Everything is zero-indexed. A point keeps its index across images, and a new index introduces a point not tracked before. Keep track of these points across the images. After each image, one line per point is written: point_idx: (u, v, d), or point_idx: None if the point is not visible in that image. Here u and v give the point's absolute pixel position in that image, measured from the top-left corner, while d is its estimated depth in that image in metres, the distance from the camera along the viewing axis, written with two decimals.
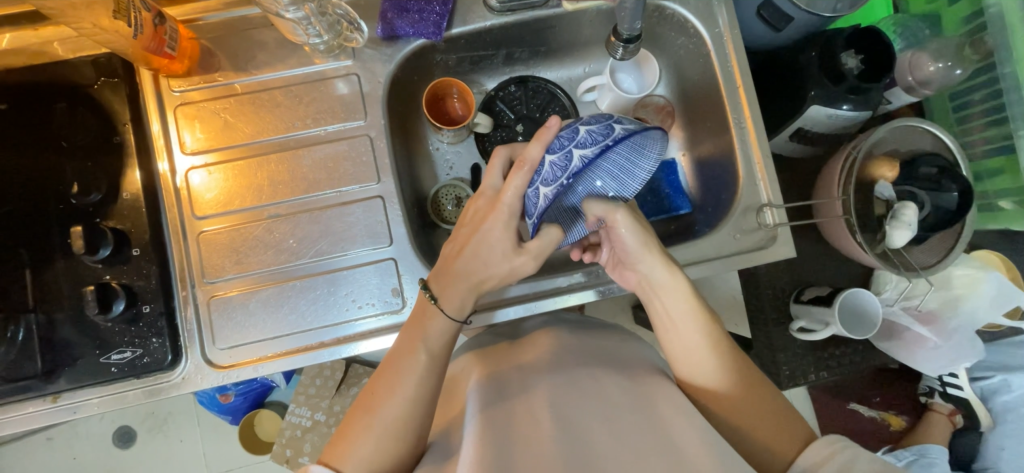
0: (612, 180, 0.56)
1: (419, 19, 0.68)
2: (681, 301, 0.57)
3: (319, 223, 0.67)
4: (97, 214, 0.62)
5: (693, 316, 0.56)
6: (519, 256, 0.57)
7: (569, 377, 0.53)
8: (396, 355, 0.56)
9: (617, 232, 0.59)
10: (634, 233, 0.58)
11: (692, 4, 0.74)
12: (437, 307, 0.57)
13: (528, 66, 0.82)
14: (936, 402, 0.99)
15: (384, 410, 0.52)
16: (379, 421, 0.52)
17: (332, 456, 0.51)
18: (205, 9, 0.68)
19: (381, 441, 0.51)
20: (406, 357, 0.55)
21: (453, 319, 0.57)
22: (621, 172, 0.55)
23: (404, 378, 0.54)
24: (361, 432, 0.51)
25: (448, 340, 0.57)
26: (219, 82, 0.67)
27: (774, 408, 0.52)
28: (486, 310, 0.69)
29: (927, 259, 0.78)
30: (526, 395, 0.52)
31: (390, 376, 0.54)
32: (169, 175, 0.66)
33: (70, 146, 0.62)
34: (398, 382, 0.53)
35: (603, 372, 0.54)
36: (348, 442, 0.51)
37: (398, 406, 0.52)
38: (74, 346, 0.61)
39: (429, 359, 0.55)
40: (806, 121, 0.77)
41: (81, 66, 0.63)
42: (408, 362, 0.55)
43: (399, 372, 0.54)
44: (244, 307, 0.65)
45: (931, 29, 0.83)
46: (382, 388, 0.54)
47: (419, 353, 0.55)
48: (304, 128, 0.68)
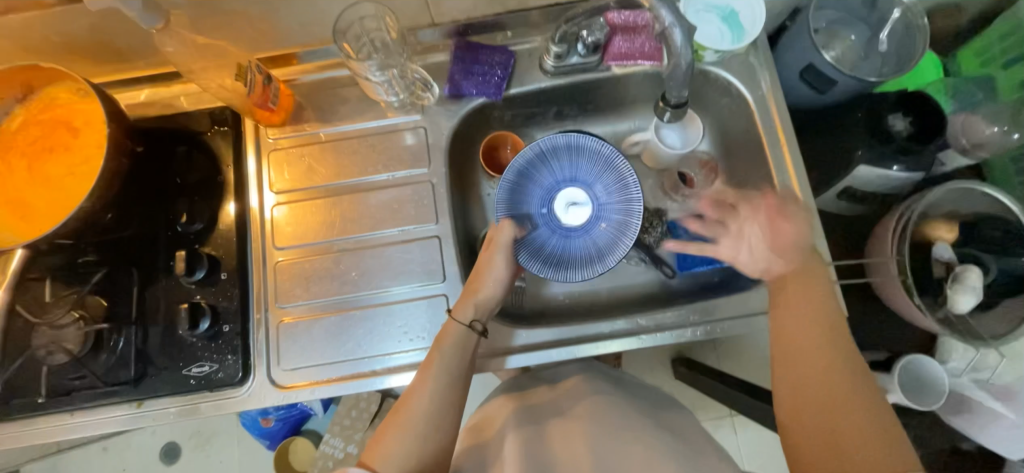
0: (618, 218, 0.68)
1: (483, 81, 0.77)
2: (785, 308, 0.60)
3: (380, 258, 0.73)
4: (197, 241, 0.71)
5: (793, 318, 0.59)
6: (492, 252, 0.67)
7: (605, 420, 0.57)
8: (434, 366, 0.60)
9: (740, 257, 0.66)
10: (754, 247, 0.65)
11: (735, 69, 0.78)
12: (450, 315, 0.64)
13: (576, 121, 0.88)
14: None
15: (428, 424, 0.56)
16: (415, 427, 0.56)
17: (371, 457, 0.55)
18: (301, 71, 0.79)
19: (422, 445, 0.55)
20: (433, 367, 0.60)
21: (460, 321, 0.63)
22: (624, 208, 0.68)
23: (440, 392, 0.59)
24: (399, 436, 0.55)
25: (465, 350, 0.62)
26: (307, 131, 0.77)
27: (869, 422, 0.50)
28: (530, 351, 0.71)
29: (999, 327, 0.74)
30: (566, 428, 0.57)
31: (422, 384, 0.59)
32: (257, 210, 0.74)
33: (183, 183, 0.73)
34: (434, 392, 0.58)
35: (639, 425, 0.56)
36: (388, 443, 0.55)
37: (430, 412, 0.57)
38: (161, 357, 0.68)
39: (450, 371, 0.60)
40: (853, 179, 0.79)
41: (200, 116, 0.75)
42: (439, 372, 0.60)
43: (427, 378, 0.59)
44: (308, 332, 0.71)
45: (984, 92, 0.83)
46: (415, 393, 0.58)
47: (435, 355, 0.61)
48: (375, 173, 0.76)
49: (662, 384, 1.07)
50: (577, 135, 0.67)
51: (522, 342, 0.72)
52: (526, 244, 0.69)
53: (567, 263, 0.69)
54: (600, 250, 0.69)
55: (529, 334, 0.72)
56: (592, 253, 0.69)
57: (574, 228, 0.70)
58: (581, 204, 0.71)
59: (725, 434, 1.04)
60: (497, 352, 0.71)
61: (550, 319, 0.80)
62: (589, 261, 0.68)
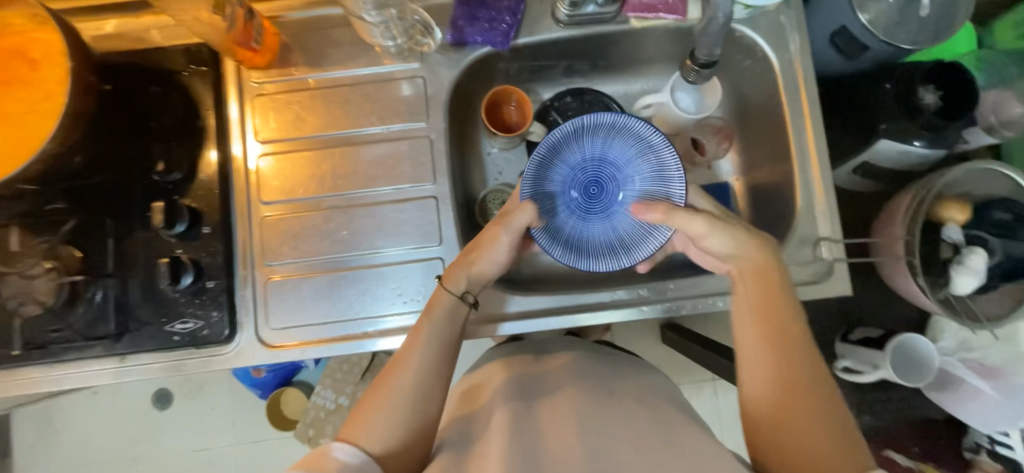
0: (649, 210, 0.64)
1: (489, 28, 0.70)
2: (754, 300, 0.55)
3: (373, 218, 0.69)
4: (176, 192, 0.66)
5: (763, 319, 0.53)
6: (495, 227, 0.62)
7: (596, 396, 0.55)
8: (423, 335, 0.57)
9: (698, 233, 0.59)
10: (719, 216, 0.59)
11: (763, 28, 0.72)
12: (440, 283, 0.61)
13: (586, 78, 0.83)
14: (983, 460, 0.87)
15: (414, 395, 0.53)
16: (401, 400, 0.53)
17: (351, 433, 0.52)
18: (289, 7, 0.71)
19: (407, 419, 0.52)
20: (423, 338, 0.57)
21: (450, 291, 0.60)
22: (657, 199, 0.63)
23: (429, 363, 0.56)
24: (384, 409, 0.52)
25: (453, 318, 0.59)
26: (294, 76, 0.71)
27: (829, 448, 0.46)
28: (527, 319, 0.70)
29: (994, 309, 0.75)
30: (554, 407, 0.55)
31: (408, 356, 0.56)
32: (241, 160, 0.69)
33: (158, 127, 0.67)
34: (421, 365, 0.55)
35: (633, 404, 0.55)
36: (371, 416, 0.52)
37: (416, 382, 0.54)
38: (143, 312, 0.65)
39: (440, 339, 0.57)
40: (872, 155, 0.76)
41: (175, 54, 0.68)
42: (427, 344, 0.57)
43: (417, 348, 0.56)
44: (298, 292, 0.68)
45: (1019, 67, 0.78)
46: (402, 365, 0.55)
47: (422, 324, 0.58)
48: (369, 126, 0.71)
49: (652, 351, 1.07)
50: (624, 115, 0.62)
51: (521, 308, 0.70)
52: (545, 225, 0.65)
53: (588, 252, 0.65)
54: (624, 240, 0.66)
55: (528, 301, 0.70)
56: (613, 242, 0.66)
57: (599, 215, 0.67)
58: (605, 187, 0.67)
59: (708, 396, 1.06)
60: (492, 318, 0.70)
61: (549, 286, 0.78)
62: (612, 249, 0.65)
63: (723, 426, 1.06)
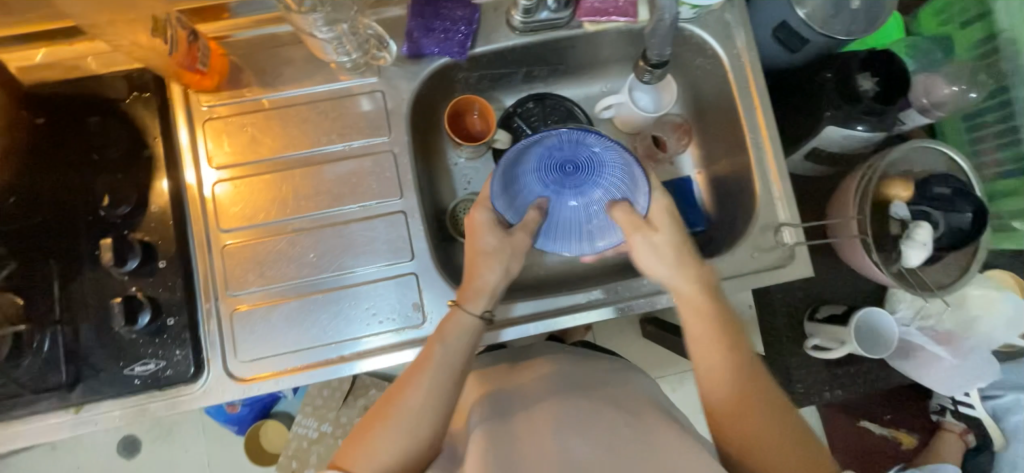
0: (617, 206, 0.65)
1: (445, 38, 0.70)
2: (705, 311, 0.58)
3: (341, 237, 0.67)
4: (126, 226, 0.62)
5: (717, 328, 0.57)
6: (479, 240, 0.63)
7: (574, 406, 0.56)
8: (440, 354, 0.56)
9: (641, 255, 0.62)
10: (668, 236, 0.61)
11: (711, 27, 0.75)
12: (459, 305, 0.60)
13: (546, 83, 0.83)
14: (948, 420, 1.02)
15: (419, 416, 0.52)
16: (409, 423, 0.51)
17: (344, 459, 0.50)
18: (235, 27, 0.69)
19: (411, 442, 0.51)
20: (440, 358, 0.56)
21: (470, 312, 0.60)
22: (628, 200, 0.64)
23: (441, 385, 0.54)
24: (389, 431, 0.51)
25: (469, 339, 0.59)
26: (247, 97, 0.68)
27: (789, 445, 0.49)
28: (505, 327, 0.69)
29: (943, 278, 0.80)
30: (534, 419, 0.55)
31: (422, 376, 0.54)
32: (196, 188, 0.67)
33: (101, 160, 0.63)
34: (431, 387, 0.54)
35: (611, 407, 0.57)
36: (373, 438, 0.50)
37: (424, 404, 0.53)
38: (98, 357, 0.61)
39: (456, 359, 0.57)
40: (821, 141, 0.79)
41: (115, 81, 0.65)
42: (437, 364, 0.55)
43: (431, 368, 0.55)
44: (267, 321, 0.65)
45: (941, 52, 0.86)
46: (412, 385, 0.54)
47: (436, 346, 0.57)
48: (330, 144, 0.69)
49: (633, 346, 1.09)
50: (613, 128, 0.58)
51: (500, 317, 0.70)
52: (513, 203, 0.67)
53: (550, 230, 0.66)
54: (591, 227, 0.67)
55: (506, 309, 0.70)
56: (580, 227, 0.67)
57: (570, 194, 0.68)
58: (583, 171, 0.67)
59: (690, 385, 1.09)
60: None
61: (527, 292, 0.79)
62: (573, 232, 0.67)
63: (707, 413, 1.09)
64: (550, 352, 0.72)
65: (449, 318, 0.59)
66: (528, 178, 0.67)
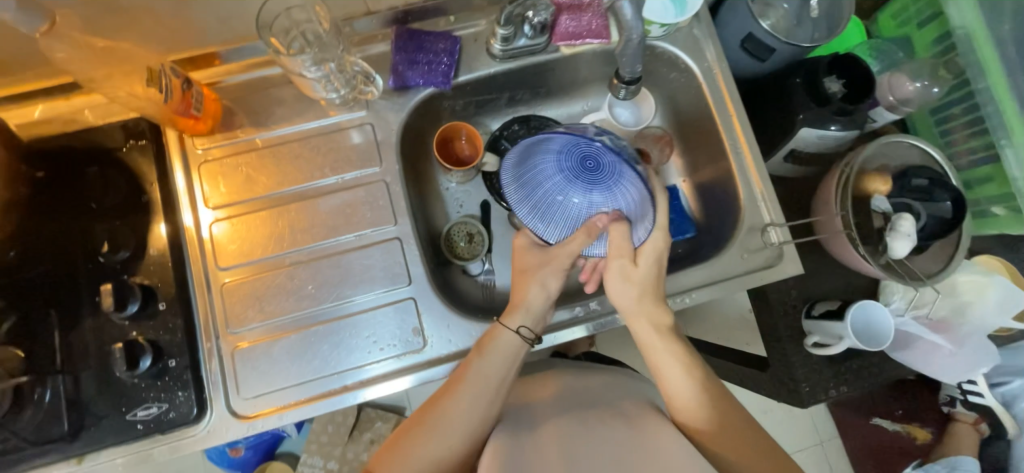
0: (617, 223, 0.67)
1: (429, 69, 0.73)
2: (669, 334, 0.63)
3: (339, 267, 0.69)
4: (125, 271, 0.63)
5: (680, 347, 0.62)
6: None
7: (580, 422, 0.57)
8: (487, 368, 0.60)
9: (614, 281, 0.65)
10: (648, 267, 0.65)
11: (681, 42, 0.79)
12: (501, 322, 0.64)
13: (529, 106, 0.87)
14: (959, 410, 1.04)
15: (457, 424, 0.55)
16: (451, 430, 0.55)
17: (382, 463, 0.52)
18: (226, 72, 0.71)
19: (451, 449, 0.54)
20: (485, 373, 0.59)
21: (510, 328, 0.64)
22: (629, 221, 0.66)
23: (484, 398, 0.58)
24: (433, 437, 0.54)
25: (511, 354, 0.62)
26: (241, 138, 0.71)
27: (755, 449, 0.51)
28: None
29: (931, 266, 0.82)
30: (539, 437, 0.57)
31: (468, 388, 0.58)
32: (193, 229, 0.68)
33: (99, 208, 0.64)
34: (471, 399, 0.57)
35: (613, 419, 0.57)
36: (412, 445, 0.53)
37: (462, 414, 0.56)
38: (101, 405, 0.61)
39: (499, 371, 0.60)
40: (798, 142, 0.81)
41: (111, 131, 0.67)
42: (479, 376, 0.59)
43: (476, 382, 0.58)
44: (268, 356, 0.66)
45: (904, 52, 0.91)
46: (456, 396, 0.57)
47: (478, 360, 0.60)
48: (323, 177, 0.71)
49: (636, 358, 1.09)
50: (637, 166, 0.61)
51: None
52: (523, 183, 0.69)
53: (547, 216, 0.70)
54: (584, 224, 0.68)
55: None
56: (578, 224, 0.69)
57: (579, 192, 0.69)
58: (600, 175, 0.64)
59: None
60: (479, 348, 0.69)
61: None
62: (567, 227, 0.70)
63: None
64: (550, 369, 0.73)
65: (495, 335, 0.63)
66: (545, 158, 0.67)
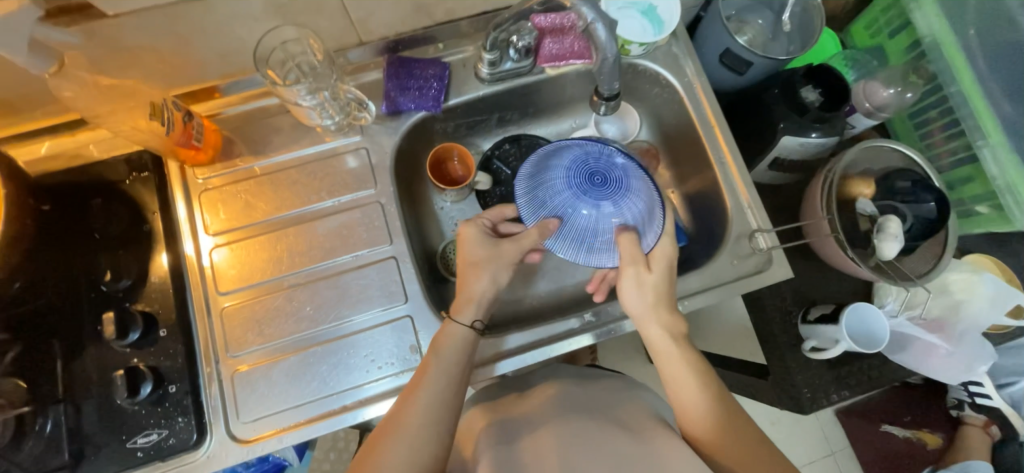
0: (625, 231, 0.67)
1: (420, 95, 0.75)
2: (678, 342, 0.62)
3: (337, 288, 0.70)
4: (127, 299, 0.65)
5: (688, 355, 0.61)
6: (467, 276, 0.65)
7: (580, 428, 0.58)
8: (440, 367, 0.59)
9: (627, 287, 0.64)
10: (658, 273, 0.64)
11: (661, 59, 0.82)
12: (453, 319, 0.64)
13: (519, 125, 0.89)
14: (968, 414, 1.02)
15: (422, 425, 0.54)
16: (414, 435, 0.53)
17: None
18: (226, 104, 0.74)
19: (418, 456, 0.52)
20: (440, 373, 0.58)
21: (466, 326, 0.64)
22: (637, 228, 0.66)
23: (445, 399, 0.56)
24: (397, 446, 0.52)
25: (465, 349, 0.62)
26: (240, 166, 0.73)
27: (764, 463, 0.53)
28: (497, 360, 0.70)
29: (920, 267, 0.83)
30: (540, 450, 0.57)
31: (425, 389, 0.56)
32: (194, 257, 0.70)
33: (102, 238, 0.66)
34: (430, 397, 0.56)
35: (612, 427, 0.58)
36: (381, 453, 0.52)
37: (427, 413, 0.55)
38: (102, 433, 0.61)
39: (455, 370, 0.59)
40: (781, 150, 0.84)
41: (115, 164, 0.69)
42: (438, 377, 0.58)
43: (433, 382, 0.57)
44: (267, 379, 0.66)
45: (878, 61, 0.94)
46: (414, 399, 0.56)
47: (433, 358, 0.60)
48: (320, 201, 0.73)
49: (638, 371, 1.09)
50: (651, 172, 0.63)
51: (496, 350, 0.71)
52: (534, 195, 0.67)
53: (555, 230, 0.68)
54: (596, 241, 0.66)
55: (504, 341, 0.71)
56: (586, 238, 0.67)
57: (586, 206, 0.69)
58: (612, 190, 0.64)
59: None
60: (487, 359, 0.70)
61: (523, 324, 0.81)
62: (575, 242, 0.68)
63: None
64: (552, 377, 0.74)
65: (449, 335, 0.62)
66: (554, 174, 0.66)
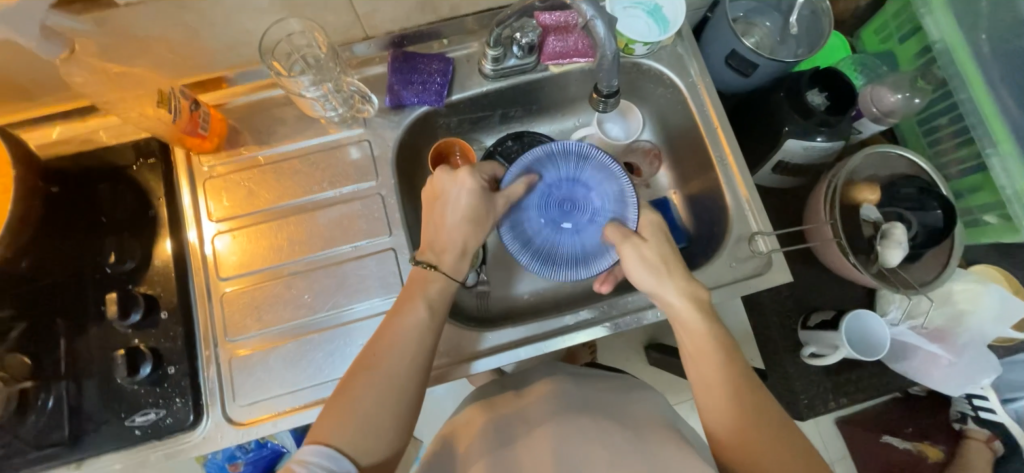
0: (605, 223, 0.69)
1: (423, 89, 0.76)
2: (709, 335, 0.59)
3: (335, 277, 0.71)
4: (130, 281, 0.66)
5: (718, 351, 0.58)
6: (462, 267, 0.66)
7: (577, 425, 0.59)
8: (413, 313, 0.59)
9: (632, 261, 0.63)
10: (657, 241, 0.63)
11: (665, 60, 0.82)
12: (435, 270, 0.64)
13: (522, 122, 0.90)
14: (971, 428, 0.97)
15: (395, 374, 0.55)
16: (390, 383, 0.54)
17: (326, 430, 0.51)
18: (234, 94, 0.75)
19: (387, 401, 0.53)
20: (416, 317, 0.59)
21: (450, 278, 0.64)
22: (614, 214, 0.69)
23: (416, 345, 0.57)
24: (373, 394, 0.53)
25: (444, 300, 0.63)
26: (244, 155, 0.74)
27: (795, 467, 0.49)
28: (469, 362, 0.70)
29: (925, 275, 0.82)
30: (533, 443, 0.58)
31: (401, 334, 0.57)
32: (197, 245, 0.70)
33: (109, 221, 0.68)
34: (405, 344, 0.57)
35: (607, 425, 0.59)
36: (353, 395, 0.53)
37: (403, 363, 0.56)
38: (101, 411, 0.63)
39: (429, 314, 0.60)
40: (785, 153, 0.83)
41: (122, 149, 0.71)
42: (414, 325, 0.58)
43: (406, 328, 0.58)
44: (264, 364, 0.67)
45: (888, 66, 0.93)
46: (388, 347, 0.56)
47: (416, 302, 0.60)
48: (321, 191, 0.74)
49: (637, 372, 1.09)
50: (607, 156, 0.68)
51: (471, 350, 0.71)
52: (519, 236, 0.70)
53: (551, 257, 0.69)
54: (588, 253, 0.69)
55: (483, 339, 0.71)
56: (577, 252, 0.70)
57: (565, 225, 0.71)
58: (579, 204, 0.71)
59: None
60: (461, 359, 0.71)
61: (518, 319, 0.81)
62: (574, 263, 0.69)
63: None
64: (549, 375, 0.74)
65: (420, 280, 0.63)
66: (530, 215, 0.70)
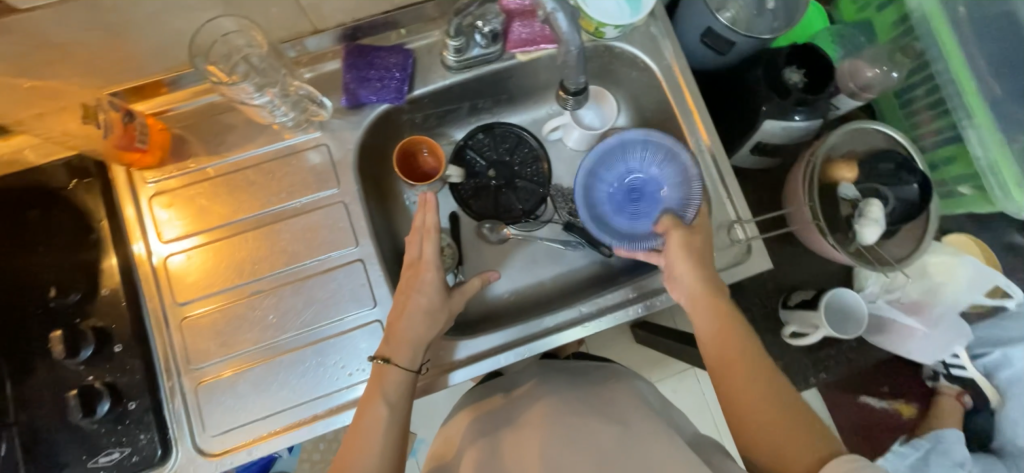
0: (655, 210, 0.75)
1: (381, 86, 0.71)
2: None
3: (301, 294, 0.67)
4: (77, 314, 0.62)
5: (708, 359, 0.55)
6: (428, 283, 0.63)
7: (565, 425, 0.56)
8: (374, 414, 0.55)
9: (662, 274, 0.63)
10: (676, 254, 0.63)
11: (638, 42, 0.78)
12: (391, 364, 0.59)
13: (492, 113, 0.85)
14: (943, 384, 0.97)
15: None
16: None
17: None
18: (174, 100, 0.69)
19: None
20: (377, 417, 0.55)
21: (407, 369, 0.60)
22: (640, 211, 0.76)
23: (387, 439, 0.54)
24: None
25: (405, 392, 0.59)
26: (192, 168, 0.69)
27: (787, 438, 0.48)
28: (448, 371, 0.68)
29: (900, 251, 0.81)
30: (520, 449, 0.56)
31: (365, 439, 0.53)
32: (145, 257, 0.66)
33: (47, 249, 0.63)
34: (378, 446, 0.53)
35: (592, 418, 0.57)
36: None
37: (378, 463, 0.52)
38: (57, 454, 0.59)
39: (390, 412, 0.56)
40: (763, 135, 0.81)
41: (51, 170, 0.64)
42: (376, 423, 0.55)
43: (369, 434, 0.54)
44: (233, 390, 0.64)
45: (865, 36, 0.90)
46: (353, 453, 0.53)
47: (379, 404, 0.56)
48: (280, 202, 0.69)
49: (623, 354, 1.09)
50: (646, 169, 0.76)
51: (449, 359, 0.69)
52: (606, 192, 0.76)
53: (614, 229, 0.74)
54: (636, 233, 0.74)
55: (458, 350, 0.69)
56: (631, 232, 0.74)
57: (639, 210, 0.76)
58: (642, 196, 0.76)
59: (690, 385, 1.10)
60: (440, 369, 0.68)
61: (499, 320, 0.79)
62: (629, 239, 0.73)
63: (710, 410, 1.09)
64: (535, 376, 0.72)
65: (377, 379, 0.59)
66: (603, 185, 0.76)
